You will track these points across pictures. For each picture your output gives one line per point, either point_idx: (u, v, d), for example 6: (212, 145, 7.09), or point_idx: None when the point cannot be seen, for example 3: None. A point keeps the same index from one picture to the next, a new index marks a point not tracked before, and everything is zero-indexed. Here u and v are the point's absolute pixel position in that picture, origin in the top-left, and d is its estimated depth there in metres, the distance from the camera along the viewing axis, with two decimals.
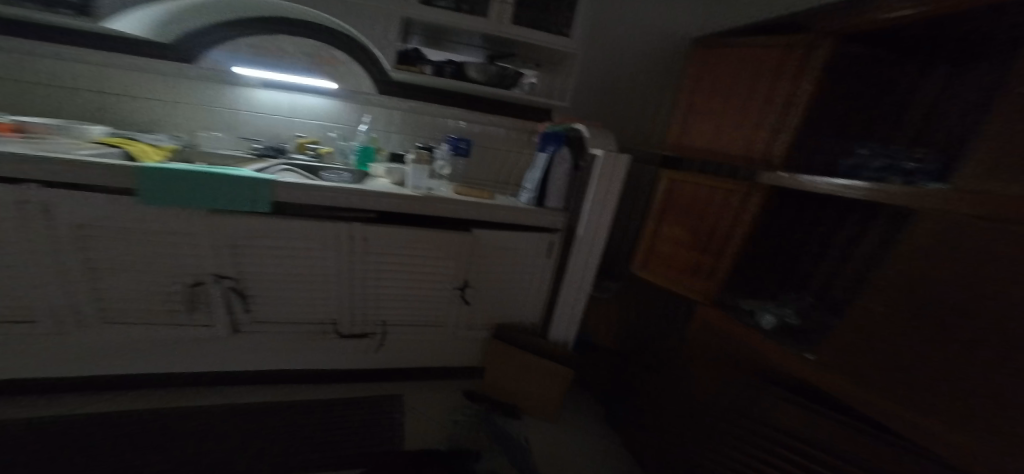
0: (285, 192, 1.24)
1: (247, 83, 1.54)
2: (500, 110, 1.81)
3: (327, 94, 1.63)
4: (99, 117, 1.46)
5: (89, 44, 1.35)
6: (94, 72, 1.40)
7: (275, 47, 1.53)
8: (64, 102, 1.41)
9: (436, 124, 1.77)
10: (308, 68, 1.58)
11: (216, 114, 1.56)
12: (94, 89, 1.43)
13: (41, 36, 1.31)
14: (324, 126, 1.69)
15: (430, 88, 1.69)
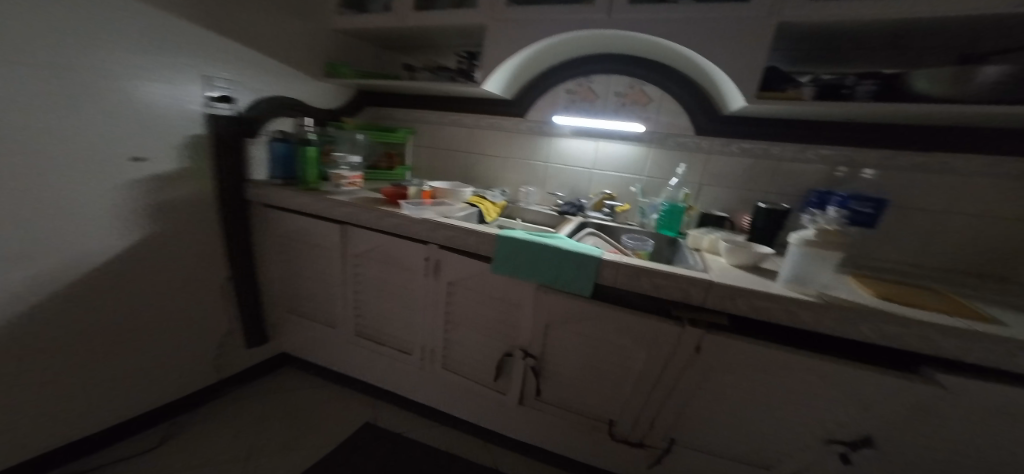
0: (615, 270, 1.01)
1: (561, 131, 1.55)
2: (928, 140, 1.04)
3: (629, 139, 1.44)
4: (460, 177, 1.84)
5: (466, 117, 1.74)
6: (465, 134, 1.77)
7: (590, 90, 1.45)
8: (444, 165, 1.86)
9: (793, 172, 1.20)
10: (615, 110, 1.42)
11: (531, 170, 1.66)
12: (462, 156, 1.81)
13: (441, 111, 1.80)
14: (620, 177, 1.50)
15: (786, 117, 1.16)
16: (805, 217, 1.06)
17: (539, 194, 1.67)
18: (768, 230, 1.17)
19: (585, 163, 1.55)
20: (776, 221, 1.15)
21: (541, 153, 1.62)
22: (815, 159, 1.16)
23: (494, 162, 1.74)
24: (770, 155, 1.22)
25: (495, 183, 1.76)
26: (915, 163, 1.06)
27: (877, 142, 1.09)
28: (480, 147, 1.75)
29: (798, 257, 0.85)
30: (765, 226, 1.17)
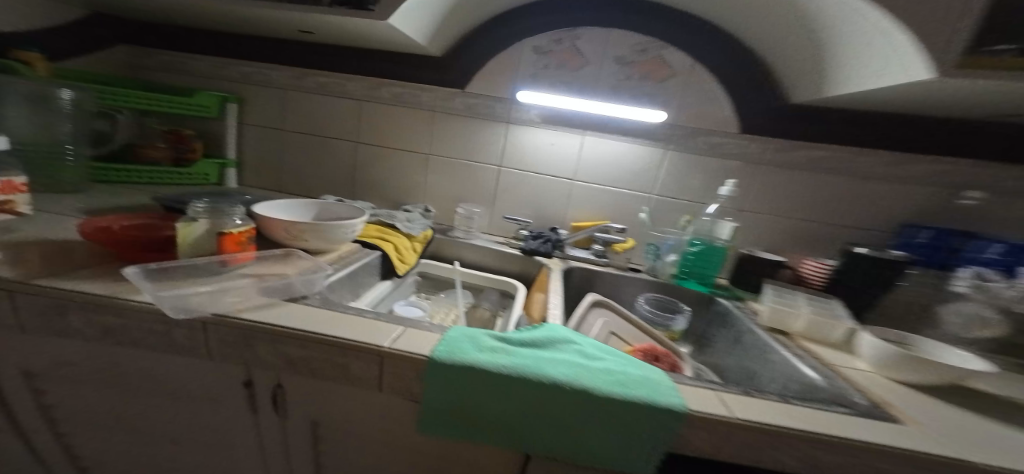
0: (718, 436, 0.41)
1: (527, 114, 0.96)
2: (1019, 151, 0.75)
3: (633, 135, 0.92)
4: (349, 187, 1.08)
5: (354, 84, 0.99)
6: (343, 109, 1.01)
7: (577, 50, 0.89)
8: (319, 166, 1.07)
9: (874, 196, 0.83)
10: (613, 87, 0.89)
11: (476, 178, 1.03)
12: (352, 153, 1.05)
13: (305, 69, 0.99)
14: (616, 196, 0.97)
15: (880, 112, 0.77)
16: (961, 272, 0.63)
17: (487, 217, 1.05)
18: (865, 292, 0.73)
19: (563, 171, 0.98)
20: (886, 280, 0.71)
21: (493, 152, 1.00)
22: (902, 179, 0.81)
23: (411, 164, 1.04)
24: (844, 172, 0.83)
25: (414, 199, 1.07)
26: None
27: (991, 157, 0.76)
28: (384, 137, 1.03)
29: None
30: (866, 285, 0.73)
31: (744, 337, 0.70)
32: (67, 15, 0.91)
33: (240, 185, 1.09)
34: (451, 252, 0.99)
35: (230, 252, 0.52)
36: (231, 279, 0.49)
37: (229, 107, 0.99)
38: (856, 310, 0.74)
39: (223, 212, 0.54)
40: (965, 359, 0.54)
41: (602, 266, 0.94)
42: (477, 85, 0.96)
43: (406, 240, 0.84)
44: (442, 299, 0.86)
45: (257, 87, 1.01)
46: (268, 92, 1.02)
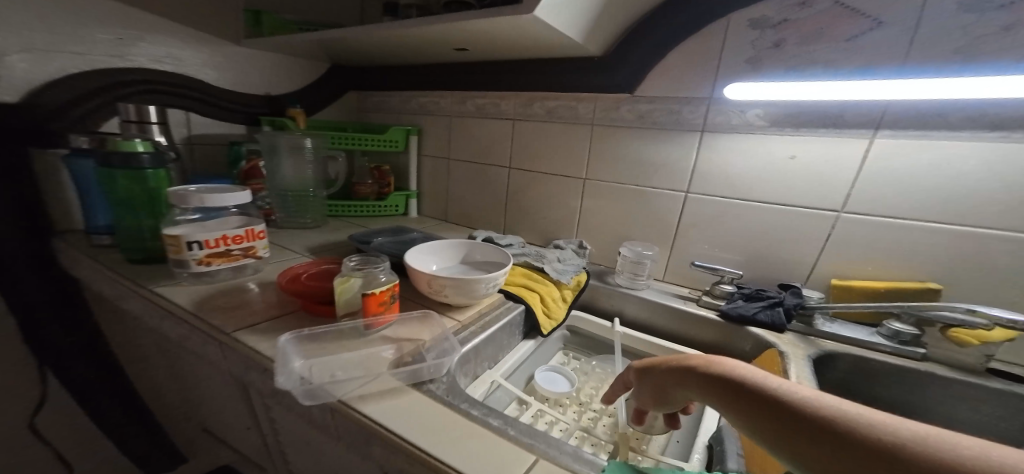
0: None
1: (741, 116, 0.66)
2: None
3: (1008, 131, 0.49)
4: (505, 216, 1.03)
5: (519, 105, 0.93)
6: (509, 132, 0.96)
7: (848, 10, 0.55)
8: (478, 193, 1.06)
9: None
10: (953, 49, 0.49)
11: (653, 208, 0.80)
12: (511, 178, 0.99)
13: (474, 97, 0.99)
14: (926, 238, 0.56)
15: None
16: None
17: (662, 260, 0.81)
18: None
19: (806, 199, 0.63)
20: None
21: (680, 172, 0.75)
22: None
23: (572, 191, 0.90)
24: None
25: (571, 230, 0.93)
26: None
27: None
28: (543, 161, 0.92)
29: None
30: None
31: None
32: (317, 73, 1.15)
33: (420, 214, 1.19)
34: (611, 302, 0.80)
35: (374, 314, 0.48)
36: (370, 350, 0.46)
37: (411, 139, 1.09)
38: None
39: (370, 268, 0.49)
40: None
41: (916, 363, 0.54)
42: (661, 86, 0.72)
43: (554, 290, 0.73)
44: (593, 367, 0.68)
45: (434, 118, 1.09)
46: (444, 124, 1.07)
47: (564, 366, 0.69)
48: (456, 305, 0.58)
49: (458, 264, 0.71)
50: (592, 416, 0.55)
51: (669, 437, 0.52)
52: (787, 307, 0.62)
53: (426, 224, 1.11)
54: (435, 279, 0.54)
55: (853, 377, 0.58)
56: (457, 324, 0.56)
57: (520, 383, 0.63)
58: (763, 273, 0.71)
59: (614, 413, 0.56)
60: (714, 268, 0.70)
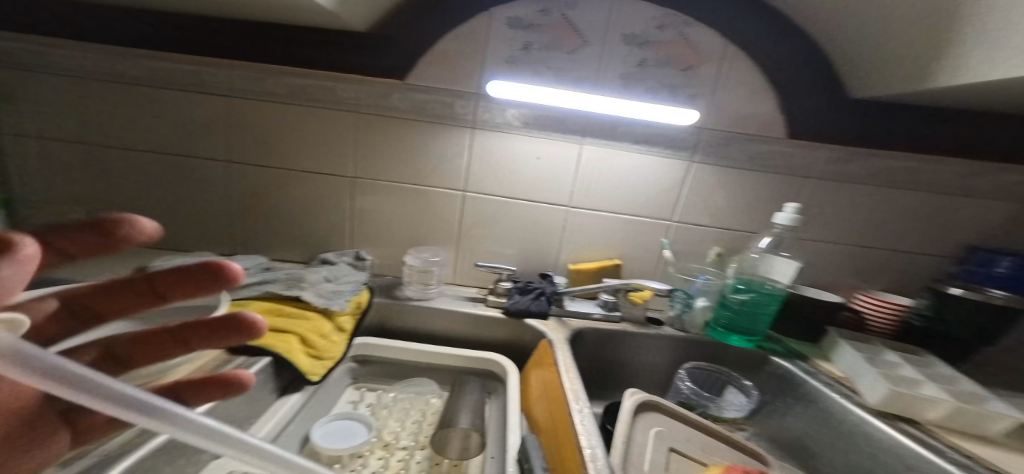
0: None
1: (503, 115, 0.68)
2: None
3: (648, 144, 0.67)
4: (253, 227, 0.76)
5: (245, 79, 0.67)
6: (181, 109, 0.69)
7: (571, 25, 0.62)
8: (203, 197, 0.74)
9: (956, 213, 0.68)
10: (622, 77, 0.64)
11: (433, 209, 0.73)
12: (250, 177, 0.73)
13: (164, 56, 0.66)
14: (623, 225, 0.73)
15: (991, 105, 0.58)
16: None
17: (451, 263, 0.77)
18: (972, 341, 0.62)
19: (554, 195, 0.72)
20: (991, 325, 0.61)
21: (449, 172, 0.71)
22: (995, 192, 0.66)
23: (342, 190, 0.73)
24: (923, 185, 0.67)
25: (344, 239, 0.76)
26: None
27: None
28: (296, 154, 0.71)
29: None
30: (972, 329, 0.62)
31: (851, 433, 0.53)
32: None
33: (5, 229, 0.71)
34: (404, 318, 0.68)
35: None
36: None
37: None
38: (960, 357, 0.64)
39: None
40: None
41: (618, 324, 0.72)
42: (432, 76, 0.66)
43: (325, 322, 0.53)
44: (395, 397, 0.51)
45: (94, 82, 0.68)
46: (117, 90, 0.68)
47: (357, 409, 0.49)
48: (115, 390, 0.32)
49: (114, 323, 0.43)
50: (403, 460, 0.42)
51: (484, 456, 0.45)
52: (548, 295, 0.70)
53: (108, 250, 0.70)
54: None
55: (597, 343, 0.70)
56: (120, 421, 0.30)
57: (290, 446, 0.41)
58: (531, 265, 0.77)
59: (428, 443, 0.45)
60: (495, 266, 0.71)
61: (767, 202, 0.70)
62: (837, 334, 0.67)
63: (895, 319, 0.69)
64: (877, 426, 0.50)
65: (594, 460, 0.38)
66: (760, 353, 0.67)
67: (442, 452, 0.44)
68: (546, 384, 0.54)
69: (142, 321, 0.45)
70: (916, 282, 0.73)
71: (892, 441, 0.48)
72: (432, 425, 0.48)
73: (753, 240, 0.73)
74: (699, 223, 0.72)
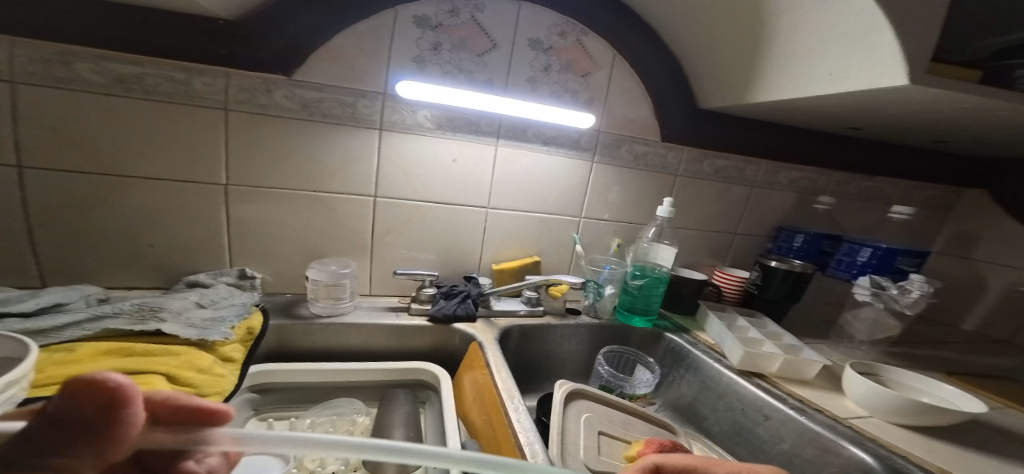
0: None
1: (413, 116, 0.65)
2: (834, 161, 0.91)
3: (555, 145, 0.74)
4: (65, 256, 0.56)
5: (44, 49, 0.50)
6: None
7: (480, 28, 0.65)
8: None
9: (769, 201, 0.91)
10: (528, 81, 0.69)
11: (337, 216, 0.66)
12: (53, 190, 0.54)
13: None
14: (536, 222, 0.77)
15: (782, 121, 0.81)
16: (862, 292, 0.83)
17: (364, 273, 0.70)
18: (781, 302, 0.84)
19: (471, 197, 0.72)
20: (792, 291, 0.82)
21: (354, 174, 0.65)
22: (789, 186, 0.92)
23: (212, 201, 0.60)
24: (749, 181, 0.88)
25: (223, 255, 0.62)
26: (863, 190, 0.97)
27: (843, 165, 0.91)
28: (132, 159, 0.55)
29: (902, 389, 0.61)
30: (780, 296, 0.83)
31: (726, 393, 0.64)
32: None
33: None
34: (312, 339, 0.59)
35: None
36: None
37: None
38: (774, 316, 0.86)
39: None
40: (963, 400, 0.56)
41: (541, 318, 0.75)
42: (329, 73, 0.60)
43: (202, 355, 0.43)
44: (313, 422, 0.46)
45: None
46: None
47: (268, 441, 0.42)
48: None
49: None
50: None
51: (425, 469, 0.42)
52: (474, 297, 0.69)
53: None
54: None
55: (523, 340, 0.72)
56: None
57: None
58: (453, 268, 0.76)
59: (360, 464, 0.41)
60: (415, 272, 0.67)
61: (650, 196, 0.82)
62: (706, 307, 0.82)
63: (740, 290, 0.88)
64: (742, 384, 0.62)
65: (535, 456, 0.37)
66: (655, 331, 0.78)
67: (376, 469, 0.40)
68: (478, 386, 0.52)
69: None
70: (752, 255, 0.96)
71: (753, 397, 0.60)
72: (362, 444, 0.44)
73: (642, 230, 0.84)
74: (600, 218, 0.81)
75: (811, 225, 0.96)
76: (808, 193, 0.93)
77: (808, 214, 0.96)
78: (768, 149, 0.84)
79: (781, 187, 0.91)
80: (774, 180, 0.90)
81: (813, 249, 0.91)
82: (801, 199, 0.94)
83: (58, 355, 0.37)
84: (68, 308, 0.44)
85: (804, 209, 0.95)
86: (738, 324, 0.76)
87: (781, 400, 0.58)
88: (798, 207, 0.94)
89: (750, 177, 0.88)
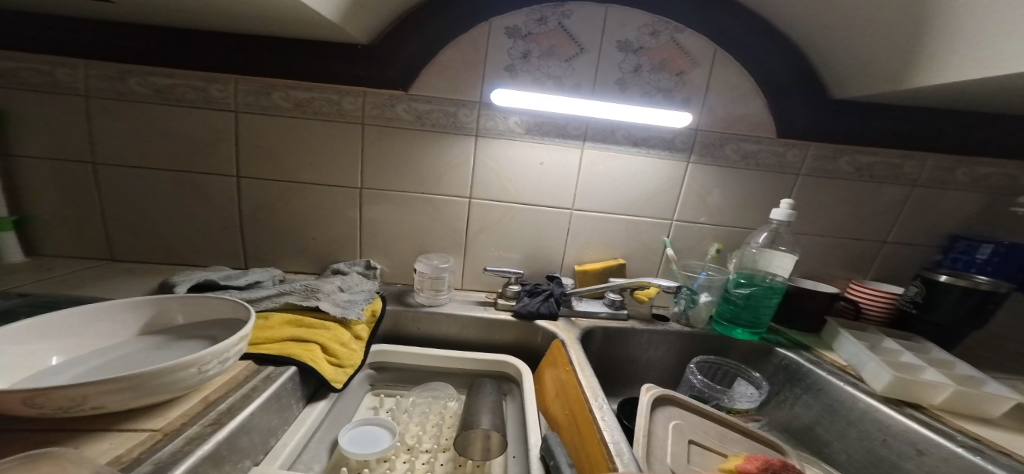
0: None
1: (505, 122, 0.70)
2: None
3: (646, 146, 0.70)
4: (260, 243, 0.77)
5: (248, 95, 0.68)
6: (205, 130, 0.70)
7: (568, 34, 0.65)
8: (211, 211, 0.75)
9: (940, 204, 0.71)
10: (619, 81, 0.66)
11: (438, 217, 0.75)
12: (253, 193, 0.74)
13: (165, 72, 0.67)
14: (622, 225, 0.75)
15: (967, 105, 0.62)
16: None
17: (459, 269, 0.78)
18: (956, 329, 0.66)
19: (555, 200, 0.74)
20: (975, 315, 0.63)
21: (451, 180, 0.73)
22: (975, 184, 0.70)
23: (349, 200, 0.74)
24: (907, 179, 0.70)
25: (356, 247, 0.77)
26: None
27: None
28: (301, 167, 0.72)
29: None
30: (954, 320, 0.65)
31: (859, 420, 0.54)
32: None
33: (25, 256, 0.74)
34: (418, 324, 0.70)
35: None
36: None
37: None
38: (942, 345, 0.68)
39: None
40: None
41: (625, 322, 0.74)
42: (435, 86, 0.68)
43: (343, 331, 0.55)
44: (413, 402, 0.55)
45: (101, 102, 0.69)
46: (120, 108, 0.69)
47: (376, 414, 0.52)
48: (145, 405, 0.34)
49: (135, 338, 0.46)
50: (426, 463, 0.45)
51: (504, 457, 0.47)
52: (557, 296, 0.71)
53: (112, 274, 0.70)
54: (76, 391, 0.29)
55: (604, 342, 0.72)
56: (154, 435, 0.33)
57: (319, 457, 0.43)
58: (538, 267, 0.79)
59: (449, 446, 0.48)
60: (503, 270, 0.73)
61: (760, 198, 0.72)
62: (835, 324, 0.70)
63: (888, 306, 0.71)
64: (886, 413, 0.52)
65: (621, 454, 0.39)
66: (763, 345, 0.69)
67: (464, 453, 0.46)
68: (562, 382, 0.55)
69: (168, 334, 0.47)
70: (907, 270, 0.76)
71: (904, 427, 0.50)
72: (451, 428, 0.51)
73: (751, 235, 0.75)
74: (696, 221, 0.75)
75: (1012, 235, 0.71)
76: (1008, 193, 0.70)
77: (1008, 221, 0.71)
78: (940, 139, 0.65)
79: (961, 185, 0.70)
80: (950, 176, 0.69)
81: (1013, 267, 0.68)
82: (996, 201, 0.70)
83: (259, 321, 0.53)
84: (263, 285, 0.62)
85: (1002, 213, 0.71)
86: (885, 344, 0.63)
87: (941, 437, 0.47)
88: (989, 212, 0.71)
89: (910, 173, 0.70)
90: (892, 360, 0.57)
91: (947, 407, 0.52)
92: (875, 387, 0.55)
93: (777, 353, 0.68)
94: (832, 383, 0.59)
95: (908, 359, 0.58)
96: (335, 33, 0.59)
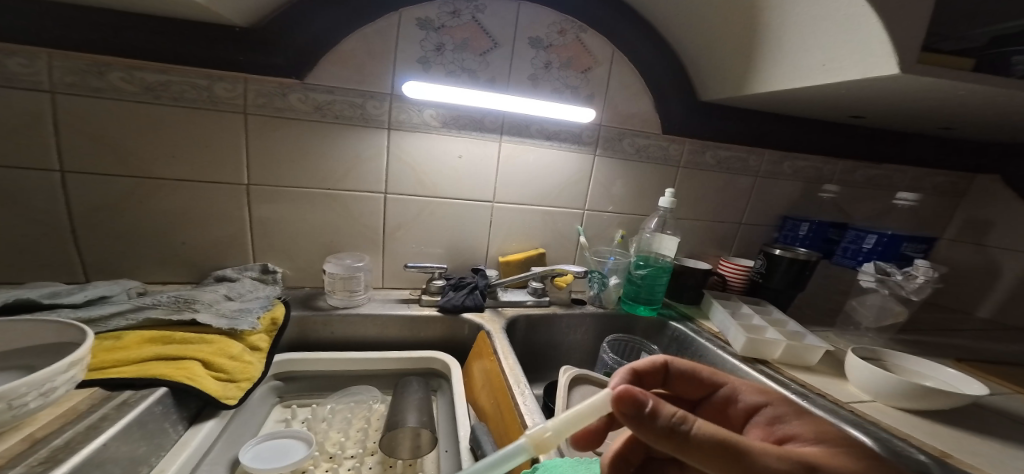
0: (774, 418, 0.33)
1: (420, 115, 0.68)
2: (841, 148, 0.90)
3: (558, 140, 0.75)
4: (109, 253, 0.61)
5: (79, 68, 0.53)
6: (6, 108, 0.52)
7: (481, 28, 0.66)
8: (21, 216, 0.57)
9: (774, 191, 0.92)
10: (531, 78, 0.70)
11: (351, 213, 0.69)
12: (93, 192, 0.58)
13: None
14: (541, 215, 0.79)
15: (785, 112, 0.81)
16: (865, 280, 0.81)
17: (377, 267, 0.73)
18: (787, 291, 0.84)
19: (477, 191, 0.74)
20: (799, 277, 0.82)
21: (363, 172, 0.68)
22: (794, 175, 0.92)
23: (235, 199, 0.64)
24: (752, 171, 0.89)
25: (246, 251, 0.66)
26: (870, 179, 0.97)
27: (848, 154, 0.91)
28: (161, 160, 0.59)
29: (922, 378, 0.60)
30: (787, 283, 0.83)
31: None
32: None
33: None
34: (331, 330, 0.64)
35: None
36: None
37: None
38: (780, 304, 0.86)
39: None
40: (966, 383, 0.56)
41: (547, 308, 0.77)
42: (340, 76, 0.63)
43: (233, 343, 0.47)
44: (332, 408, 0.50)
45: None
46: None
47: (287, 428, 0.46)
48: None
49: None
50: (352, 470, 0.41)
51: (436, 451, 0.45)
52: (481, 288, 0.71)
53: None
54: None
55: (530, 329, 0.75)
56: None
57: None
58: (462, 260, 0.78)
59: (377, 448, 0.45)
60: (425, 266, 0.70)
61: (652, 188, 0.84)
62: (711, 296, 0.82)
63: (745, 278, 0.88)
64: (745, 370, 0.63)
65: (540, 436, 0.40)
66: (659, 319, 0.79)
67: (394, 454, 0.43)
68: (487, 373, 0.54)
69: None
70: (757, 245, 0.96)
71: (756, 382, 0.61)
72: (378, 430, 0.48)
73: (645, 221, 0.85)
74: (603, 210, 0.83)
75: (816, 214, 0.96)
76: (812, 183, 0.93)
77: (814, 203, 0.96)
78: (769, 140, 0.85)
79: (786, 176, 0.91)
80: (777, 170, 0.90)
81: (821, 238, 0.91)
82: (806, 189, 0.94)
83: (108, 342, 0.42)
84: (113, 300, 0.49)
85: (811, 198, 0.95)
86: (744, 311, 0.77)
87: (783, 384, 0.59)
88: (803, 197, 0.94)
89: (754, 167, 0.88)
90: (748, 324, 0.70)
91: (783, 361, 0.65)
92: (737, 347, 0.66)
93: (671, 327, 0.78)
94: (709, 350, 0.70)
95: (757, 320, 0.72)
96: (206, 12, 0.51)
